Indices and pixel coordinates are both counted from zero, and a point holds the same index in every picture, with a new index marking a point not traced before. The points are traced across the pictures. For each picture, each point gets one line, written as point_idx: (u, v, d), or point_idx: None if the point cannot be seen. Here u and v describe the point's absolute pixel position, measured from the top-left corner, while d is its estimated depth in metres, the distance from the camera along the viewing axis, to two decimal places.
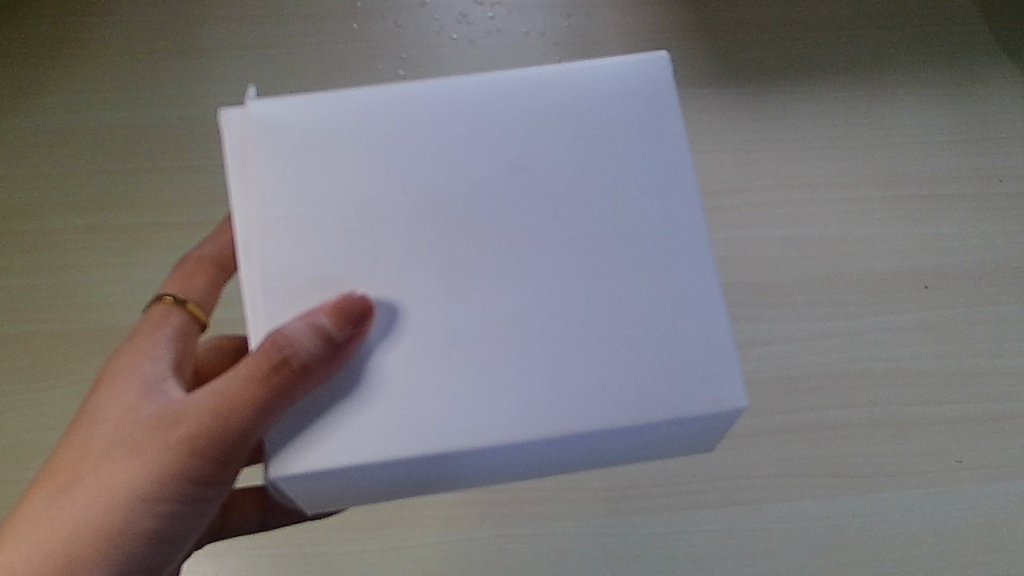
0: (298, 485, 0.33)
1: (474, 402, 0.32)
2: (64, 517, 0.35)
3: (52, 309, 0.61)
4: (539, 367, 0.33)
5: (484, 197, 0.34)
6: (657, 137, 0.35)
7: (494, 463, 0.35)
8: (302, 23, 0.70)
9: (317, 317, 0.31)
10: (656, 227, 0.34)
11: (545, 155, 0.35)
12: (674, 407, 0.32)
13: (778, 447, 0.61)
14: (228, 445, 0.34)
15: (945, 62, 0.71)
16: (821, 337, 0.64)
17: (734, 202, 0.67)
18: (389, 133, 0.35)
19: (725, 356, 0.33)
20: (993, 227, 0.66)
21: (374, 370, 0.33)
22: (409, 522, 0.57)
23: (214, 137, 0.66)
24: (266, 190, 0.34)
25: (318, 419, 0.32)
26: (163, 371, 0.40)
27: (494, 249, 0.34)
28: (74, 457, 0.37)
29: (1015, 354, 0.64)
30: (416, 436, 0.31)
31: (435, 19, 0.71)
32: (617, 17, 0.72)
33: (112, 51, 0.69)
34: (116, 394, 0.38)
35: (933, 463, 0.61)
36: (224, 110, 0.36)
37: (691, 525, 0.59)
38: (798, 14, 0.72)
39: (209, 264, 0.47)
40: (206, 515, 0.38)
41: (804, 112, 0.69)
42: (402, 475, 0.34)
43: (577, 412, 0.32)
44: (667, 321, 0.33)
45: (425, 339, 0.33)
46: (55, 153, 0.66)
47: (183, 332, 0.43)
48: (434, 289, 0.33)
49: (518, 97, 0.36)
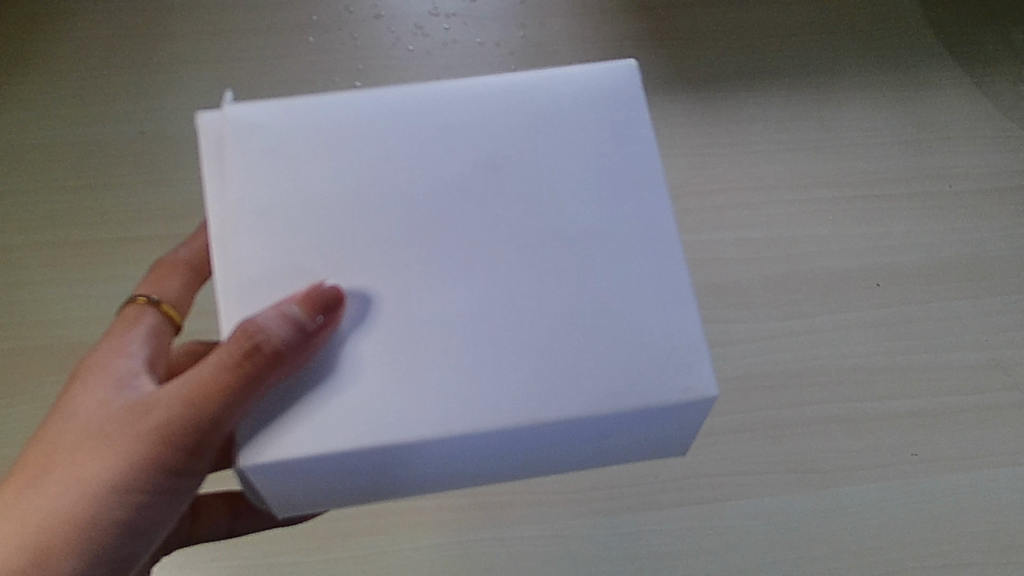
0: (267, 482, 0.31)
1: (448, 394, 0.31)
2: (30, 511, 0.33)
3: (12, 324, 0.61)
4: (513, 359, 0.31)
5: (456, 194, 0.34)
6: (625, 137, 0.35)
7: (468, 467, 0.33)
8: (261, 38, 0.72)
9: (289, 305, 0.30)
10: (627, 222, 0.34)
11: (516, 154, 0.34)
12: (646, 395, 0.31)
13: (739, 446, 0.60)
14: (200, 434, 0.32)
15: (886, 67, 0.76)
16: (779, 335, 0.64)
17: (687, 205, 0.69)
18: (363, 136, 0.34)
19: (695, 346, 0.32)
20: (938, 226, 0.69)
21: (346, 362, 0.31)
22: (371, 532, 0.57)
23: (179, 153, 0.67)
24: (237, 189, 0.33)
25: (285, 409, 0.30)
26: (137, 368, 0.37)
27: (466, 245, 0.33)
28: (41, 454, 0.34)
29: (965, 349, 0.65)
30: (384, 426, 0.30)
31: (391, 30, 0.74)
32: (567, 27, 0.76)
33: (76, 68, 0.71)
34: (85, 389, 0.36)
35: (891, 458, 0.61)
36: (201, 114, 0.34)
37: (654, 525, 0.58)
38: (747, 24, 0.78)
39: (184, 267, 0.44)
40: (175, 514, 0.36)
41: (753, 115, 0.73)
42: (376, 477, 0.33)
43: (551, 401, 0.31)
44: (638, 313, 0.32)
45: (397, 334, 0.31)
46: (18, 168, 0.67)
47: (156, 330, 0.40)
48: (406, 282, 0.32)
49: (489, 102, 0.35)
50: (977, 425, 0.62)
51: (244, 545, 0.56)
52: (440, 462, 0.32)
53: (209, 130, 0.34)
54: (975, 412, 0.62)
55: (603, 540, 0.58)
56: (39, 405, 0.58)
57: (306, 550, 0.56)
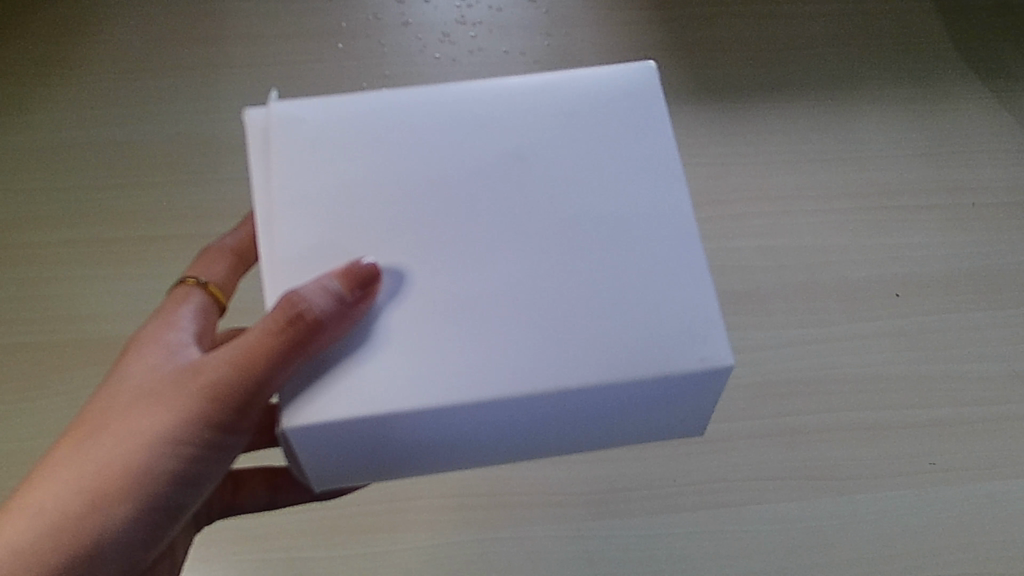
0: (305, 450, 0.32)
1: (475, 363, 0.32)
2: (83, 463, 0.34)
3: (44, 318, 0.62)
4: (540, 333, 0.32)
5: (484, 179, 0.35)
6: (644, 129, 0.36)
7: (497, 439, 0.34)
8: (292, 44, 0.74)
9: (329, 279, 0.31)
10: (645, 205, 0.35)
11: (542, 142, 0.36)
12: (665, 364, 0.32)
13: (758, 452, 0.61)
14: (246, 395, 0.34)
15: (907, 80, 0.77)
16: (799, 342, 0.65)
17: (709, 214, 0.70)
18: (398, 128, 0.36)
19: (712, 318, 0.33)
20: (959, 238, 0.70)
21: (382, 334, 0.32)
22: (395, 529, 0.58)
23: (209, 155, 0.68)
24: (282, 177, 0.34)
25: (324, 376, 0.31)
26: (187, 339, 0.39)
27: (494, 227, 0.34)
28: (97, 414, 0.36)
29: (984, 360, 0.65)
30: (415, 392, 0.31)
31: (419, 38, 0.76)
32: (593, 38, 0.77)
33: (112, 71, 0.72)
34: (138, 357, 0.37)
35: (910, 465, 0.61)
36: (247, 110, 0.36)
37: (673, 527, 0.58)
38: (769, 35, 0.79)
39: (230, 254, 0.45)
40: (217, 476, 0.37)
41: (774, 125, 0.74)
42: (405, 447, 0.34)
43: (573, 369, 0.32)
44: (657, 287, 0.33)
45: (429, 309, 0.32)
46: (53, 167, 0.68)
47: (205, 309, 0.42)
48: (438, 259, 0.33)
49: (515, 97, 0.37)
50: (996, 435, 0.62)
51: (269, 538, 0.57)
52: (470, 433, 0.33)
53: (255, 125, 0.36)
54: (994, 422, 0.63)
55: (622, 541, 0.58)
56: (69, 397, 0.59)
57: (328, 543, 0.57)
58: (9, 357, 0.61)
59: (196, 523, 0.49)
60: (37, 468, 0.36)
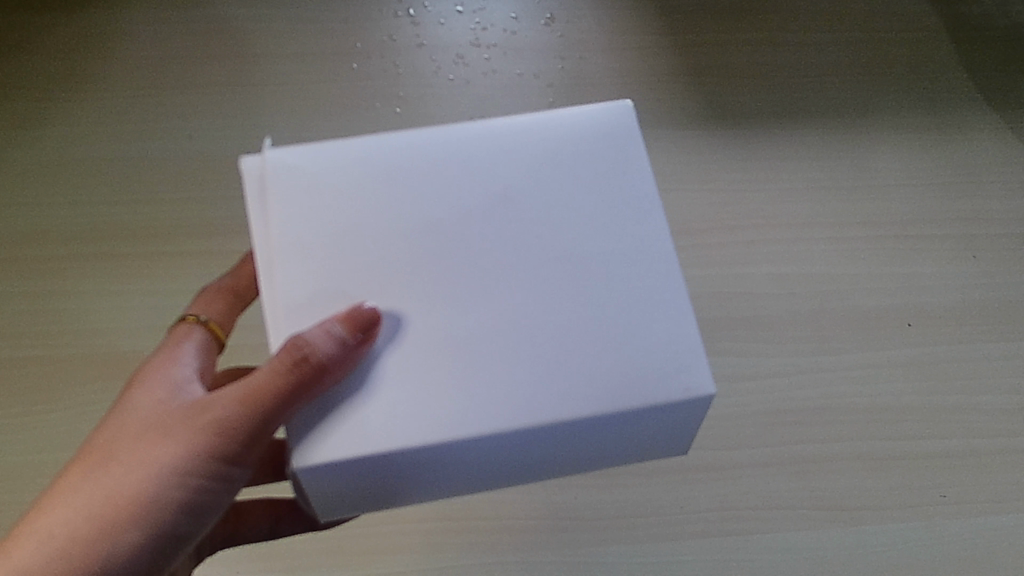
0: (313, 487, 0.32)
1: (466, 401, 0.31)
2: (92, 492, 0.34)
3: (49, 334, 0.62)
4: (527, 370, 0.32)
5: (470, 221, 0.35)
6: (623, 166, 0.36)
7: (497, 469, 0.34)
8: (307, 64, 0.74)
9: (332, 323, 0.31)
10: (628, 244, 0.35)
11: (526, 182, 0.35)
12: (651, 397, 0.32)
13: (765, 481, 0.60)
14: (254, 432, 0.33)
15: (921, 109, 0.77)
16: (809, 370, 0.64)
17: (719, 239, 0.69)
18: (388, 171, 0.35)
19: (694, 350, 0.33)
20: (972, 270, 0.69)
21: (379, 375, 0.32)
22: (398, 551, 0.57)
23: (219, 173, 0.69)
24: (279, 223, 0.34)
25: (329, 416, 0.31)
26: (192, 375, 0.39)
27: (483, 268, 0.34)
28: (104, 445, 0.36)
29: (996, 392, 0.65)
30: (414, 431, 0.31)
31: (433, 59, 0.76)
32: (606, 63, 0.78)
33: (124, 86, 0.73)
34: (142, 390, 0.37)
35: (920, 498, 0.60)
36: (243, 159, 0.36)
37: (677, 555, 0.58)
38: (782, 61, 0.79)
39: (229, 292, 0.45)
40: (222, 509, 0.37)
41: (787, 153, 0.74)
42: (402, 482, 0.33)
43: (560, 403, 0.32)
44: (641, 324, 0.33)
45: (426, 348, 0.32)
46: (61, 182, 0.68)
47: (207, 345, 0.42)
48: (429, 299, 0.33)
49: (497, 137, 0.36)
50: (1006, 469, 0.62)
51: (270, 560, 0.57)
52: (460, 468, 0.33)
53: (251, 173, 0.35)
54: (1003, 455, 0.62)
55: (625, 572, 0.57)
56: (73, 414, 0.59)
57: (329, 565, 0.57)
58: (17, 373, 0.61)
59: (201, 554, 0.49)
60: (44, 497, 0.35)
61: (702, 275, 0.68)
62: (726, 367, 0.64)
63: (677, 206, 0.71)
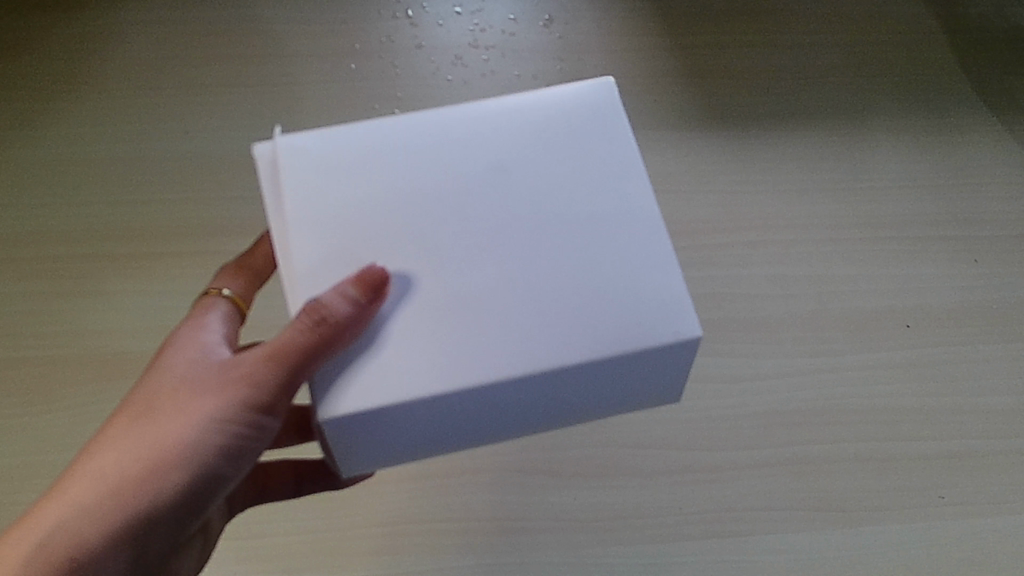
0: (335, 441, 0.33)
1: (469, 354, 0.32)
2: (140, 443, 0.35)
3: (47, 334, 0.62)
4: (524, 322, 0.33)
5: (466, 187, 0.35)
6: (609, 133, 0.37)
7: (509, 416, 0.35)
8: (306, 65, 0.74)
9: (345, 286, 0.32)
10: (617, 206, 0.35)
11: (518, 150, 0.36)
12: (644, 342, 0.33)
13: (764, 481, 0.60)
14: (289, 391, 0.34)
15: (920, 111, 0.77)
16: (808, 371, 0.64)
17: (718, 241, 0.69)
18: (385, 143, 0.36)
19: (683, 298, 0.33)
20: (971, 271, 0.69)
21: (390, 331, 0.33)
22: (397, 553, 0.57)
23: (218, 173, 0.68)
24: (293, 200, 0.34)
25: (347, 371, 0.32)
26: (221, 340, 0.39)
27: (479, 230, 0.34)
28: (138, 407, 0.37)
29: (994, 394, 0.65)
30: (426, 384, 0.31)
31: (432, 60, 0.76)
32: (606, 64, 0.77)
33: (122, 87, 0.72)
34: (178, 353, 0.38)
35: (918, 499, 0.60)
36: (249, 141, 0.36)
37: (676, 555, 0.57)
38: (781, 63, 0.79)
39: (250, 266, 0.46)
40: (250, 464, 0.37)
41: (786, 154, 0.74)
42: (414, 436, 0.34)
43: (557, 352, 0.32)
44: (633, 276, 0.34)
45: (435, 310, 0.33)
46: (59, 183, 0.68)
47: (232, 314, 0.42)
48: (431, 261, 0.34)
49: (486, 112, 0.37)
50: (1006, 470, 0.62)
51: (271, 558, 0.57)
52: (465, 420, 0.34)
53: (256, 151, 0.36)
54: (1003, 457, 0.62)
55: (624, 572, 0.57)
56: (70, 414, 0.59)
57: (329, 566, 0.57)
58: (17, 373, 0.61)
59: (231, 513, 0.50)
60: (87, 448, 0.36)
61: (701, 275, 0.68)
62: (726, 368, 0.64)
63: (677, 207, 0.71)
